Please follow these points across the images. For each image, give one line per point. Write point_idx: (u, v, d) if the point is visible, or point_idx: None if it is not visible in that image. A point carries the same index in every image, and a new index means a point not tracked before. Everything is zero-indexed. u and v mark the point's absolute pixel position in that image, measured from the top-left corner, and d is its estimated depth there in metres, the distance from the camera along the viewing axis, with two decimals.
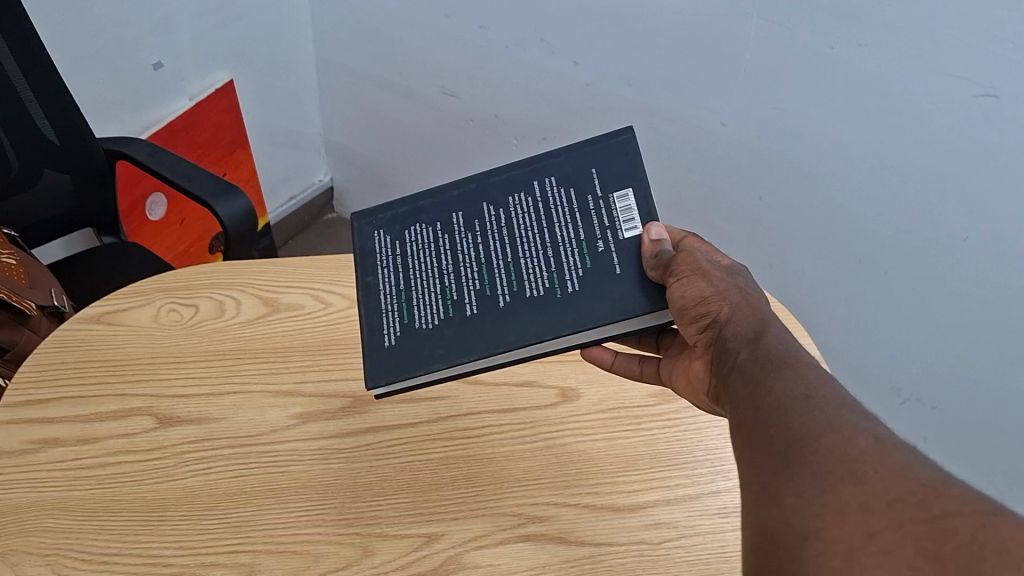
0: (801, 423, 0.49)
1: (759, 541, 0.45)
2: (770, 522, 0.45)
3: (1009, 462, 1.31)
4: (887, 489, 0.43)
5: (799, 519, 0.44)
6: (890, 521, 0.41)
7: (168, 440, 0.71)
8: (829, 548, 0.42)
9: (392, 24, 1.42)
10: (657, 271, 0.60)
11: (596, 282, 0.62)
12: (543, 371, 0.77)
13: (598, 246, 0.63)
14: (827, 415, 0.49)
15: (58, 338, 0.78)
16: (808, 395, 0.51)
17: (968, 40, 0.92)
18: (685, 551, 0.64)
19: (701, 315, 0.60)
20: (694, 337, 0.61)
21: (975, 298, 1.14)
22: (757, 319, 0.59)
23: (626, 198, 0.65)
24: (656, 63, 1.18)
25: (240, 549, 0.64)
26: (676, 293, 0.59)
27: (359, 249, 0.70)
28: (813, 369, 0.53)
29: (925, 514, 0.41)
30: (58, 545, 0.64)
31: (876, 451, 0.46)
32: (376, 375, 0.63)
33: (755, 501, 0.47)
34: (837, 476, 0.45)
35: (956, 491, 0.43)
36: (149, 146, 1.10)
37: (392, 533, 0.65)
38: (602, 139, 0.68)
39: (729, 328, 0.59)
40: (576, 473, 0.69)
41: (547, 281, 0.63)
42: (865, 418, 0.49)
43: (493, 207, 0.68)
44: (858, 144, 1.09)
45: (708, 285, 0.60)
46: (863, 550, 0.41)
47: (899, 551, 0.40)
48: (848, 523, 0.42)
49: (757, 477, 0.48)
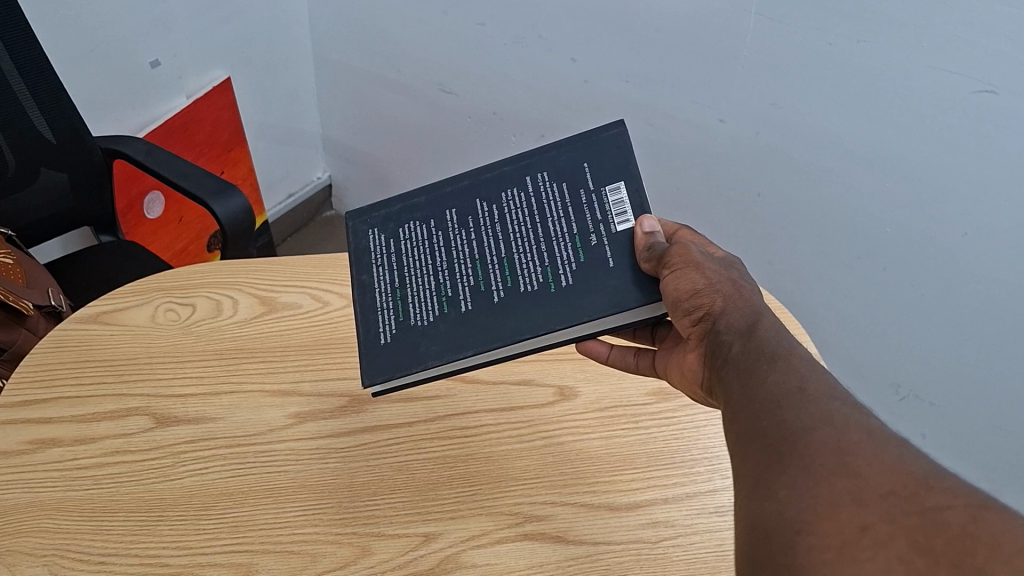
0: (794, 415, 0.49)
1: (753, 533, 0.45)
2: (764, 514, 0.45)
3: (1009, 460, 1.31)
4: (879, 483, 0.43)
5: (793, 512, 0.44)
6: (883, 515, 0.41)
7: (166, 440, 0.71)
8: (822, 541, 0.42)
9: (389, 20, 1.42)
10: (651, 264, 0.60)
11: (589, 275, 0.62)
12: (540, 369, 0.76)
13: (591, 239, 0.63)
14: (820, 408, 0.49)
15: (56, 338, 0.78)
16: (801, 388, 0.51)
17: (967, 36, 0.92)
18: (682, 550, 0.64)
19: (694, 307, 0.59)
20: (687, 330, 0.61)
21: (976, 294, 1.14)
22: (750, 312, 0.59)
23: (618, 191, 0.64)
24: (654, 60, 1.18)
25: (238, 549, 0.64)
26: (669, 286, 0.59)
27: (353, 248, 0.69)
28: (805, 361, 0.53)
29: (918, 508, 0.41)
30: (56, 545, 0.64)
31: (869, 444, 0.46)
32: (373, 372, 0.63)
33: (749, 493, 0.47)
34: (830, 469, 0.45)
35: (947, 484, 0.42)
36: (146, 144, 1.09)
37: (390, 533, 0.65)
38: (594, 132, 0.67)
39: (722, 321, 0.59)
40: (574, 472, 0.69)
41: (542, 276, 0.63)
42: (857, 410, 0.49)
43: (487, 204, 0.68)
44: (857, 139, 1.08)
45: (702, 277, 0.60)
46: (855, 544, 0.41)
47: (890, 543, 0.40)
48: (841, 516, 0.42)
49: (751, 470, 0.48)
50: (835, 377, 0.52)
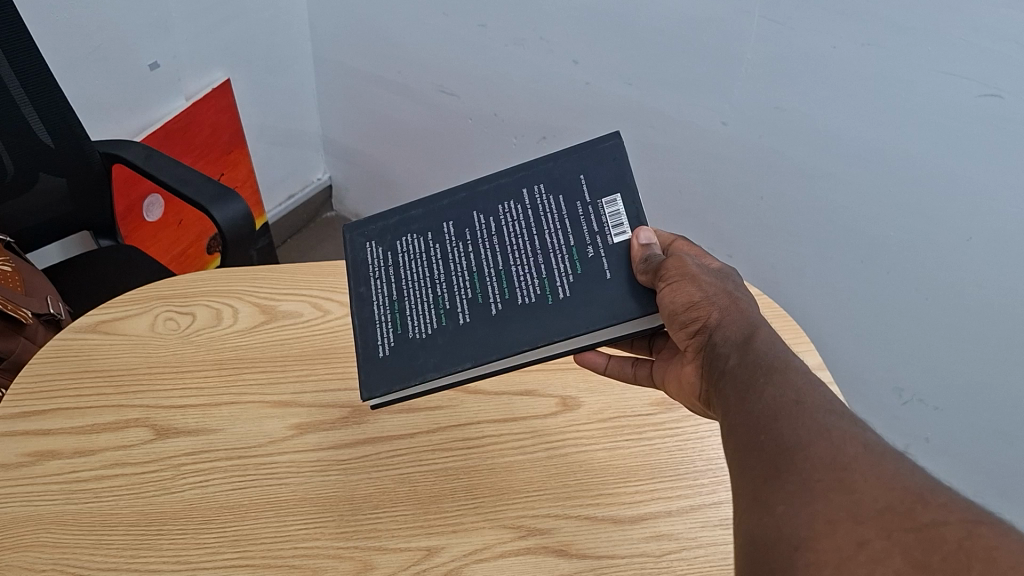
0: (791, 430, 0.48)
1: (752, 548, 0.45)
2: (763, 530, 0.45)
3: (1013, 464, 1.30)
4: (876, 498, 0.43)
5: (790, 528, 0.43)
6: (880, 530, 0.41)
7: (166, 452, 0.70)
8: (820, 558, 0.41)
9: (389, 21, 1.41)
10: (648, 276, 0.60)
11: (587, 288, 0.61)
12: (542, 379, 0.76)
13: (589, 251, 0.63)
14: (816, 422, 0.48)
15: (55, 348, 0.78)
16: (797, 402, 0.50)
17: (971, 38, 0.91)
18: (686, 563, 0.64)
19: (691, 320, 0.59)
20: (684, 342, 0.60)
21: (980, 298, 1.13)
22: (747, 323, 0.58)
23: (614, 203, 0.64)
24: (655, 62, 1.17)
25: (239, 563, 0.63)
26: (665, 299, 0.59)
27: (351, 260, 0.69)
28: (802, 375, 0.52)
29: (913, 523, 0.41)
30: (55, 560, 0.64)
31: (866, 459, 0.45)
32: (371, 385, 0.62)
33: (748, 508, 0.47)
34: (827, 484, 0.44)
35: (943, 499, 0.42)
36: (145, 149, 1.09)
37: (392, 547, 0.64)
38: (590, 143, 0.67)
39: (719, 333, 0.58)
40: (577, 484, 0.68)
41: (540, 287, 0.62)
42: (853, 424, 0.48)
43: (483, 215, 0.67)
44: (861, 141, 1.08)
45: (698, 289, 0.59)
46: (853, 559, 0.40)
47: (887, 559, 0.39)
48: (838, 531, 0.42)
49: (749, 484, 0.48)
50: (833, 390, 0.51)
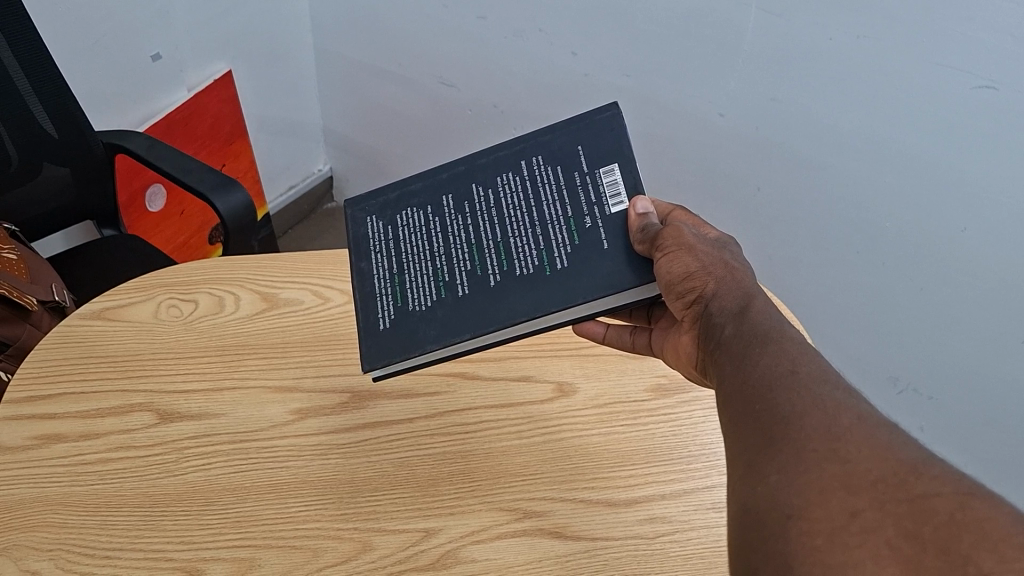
0: (785, 399, 0.49)
1: (745, 517, 0.46)
2: (757, 500, 0.46)
3: (1006, 452, 1.32)
4: (869, 468, 0.44)
5: (783, 497, 0.45)
6: (872, 501, 0.42)
7: (170, 435, 0.71)
8: (812, 527, 0.42)
9: (390, 11, 1.42)
10: (645, 246, 0.60)
11: (585, 259, 0.62)
12: (540, 366, 0.77)
13: (586, 222, 0.64)
14: (811, 391, 0.49)
15: (60, 334, 0.79)
16: (792, 370, 0.51)
17: (967, 30, 0.92)
18: (679, 545, 0.65)
19: (687, 290, 0.60)
20: (681, 312, 0.61)
21: (974, 288, 1.14)
22: (742, 292, 0.59)
23: (612, 172, 0.65)
24: (654, 51, 1.17)
25: (241, 544, 0.64)
26: (663, 269, 0.60)
27: (352, 236, 0.70)
28: (797, 344, 0.53)
29: (906, 494, 0.42)
30: (60, 541, 0.65)
31: (860, 430, 0.46)
32: (373, 357, 0.63)
33: (741, 476, 0.48)
34: (821, 454, 0.45)
35: (935, 472, 0.43)
36: (149, 138, 1.09)
37: (391, 528, 0.66)
38: (587, 115, 0.68)
39: (714, 304, 0.59)
40: (573, 468, 0.70)
41: (537, 258, 0.63)
42: (847, 394, 0.49)
43: (482, 188, 0.68)
44: (855, 132, 1.09)
45: (694, 260, 0.60)
46: (845, 529, 0.42)
47: (879, 529, 0.41)
48: (830, 501, 0.43)
49: (743, 452, 0.49)
50: (825, 358, 0.53)
